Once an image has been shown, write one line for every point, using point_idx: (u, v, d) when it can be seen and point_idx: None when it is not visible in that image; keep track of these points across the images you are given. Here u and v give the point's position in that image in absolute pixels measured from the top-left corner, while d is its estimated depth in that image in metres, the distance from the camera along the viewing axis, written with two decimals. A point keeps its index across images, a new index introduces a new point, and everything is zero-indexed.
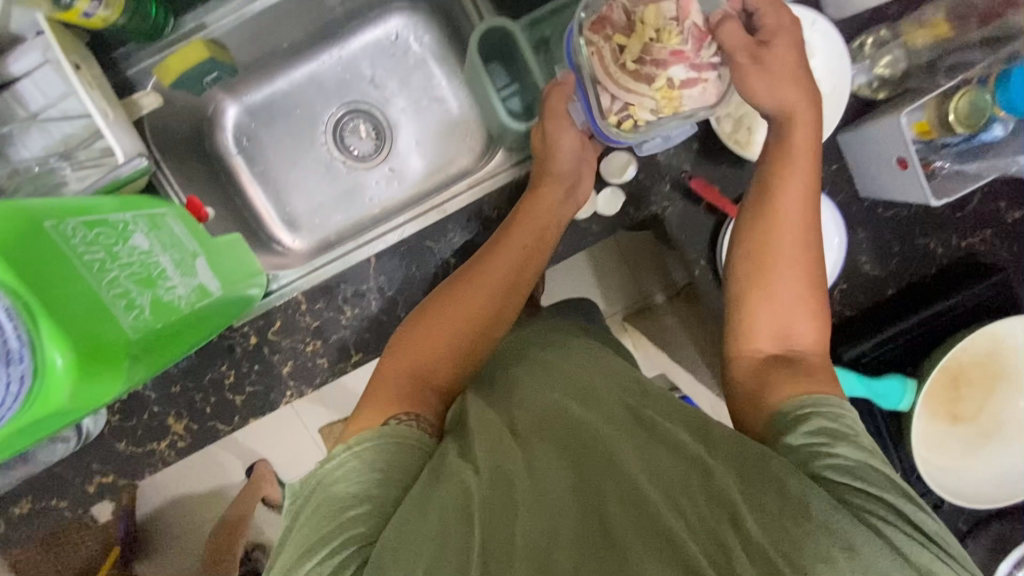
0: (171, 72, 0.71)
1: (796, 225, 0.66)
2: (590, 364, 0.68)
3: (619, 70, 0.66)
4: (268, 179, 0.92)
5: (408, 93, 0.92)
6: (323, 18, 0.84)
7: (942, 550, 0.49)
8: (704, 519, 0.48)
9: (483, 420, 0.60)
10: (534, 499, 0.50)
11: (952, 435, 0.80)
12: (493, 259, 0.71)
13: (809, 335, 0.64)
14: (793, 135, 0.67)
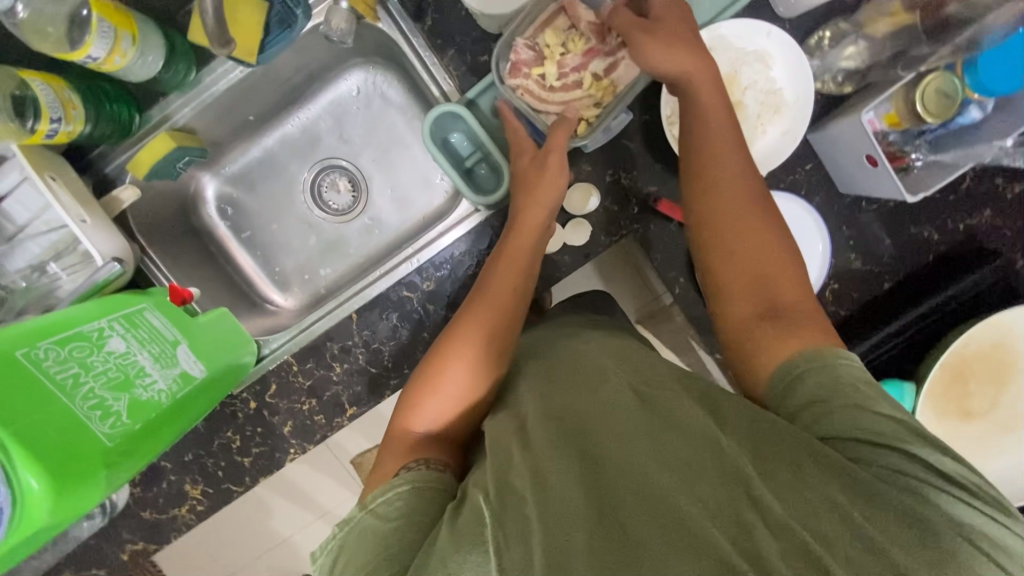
0: (144, 164, 0.75)
1: (744, 169, 0.61)
2: (593, 348, 0.60)
3: (550, 91, 0.70)
4: (256, 243, 0.96)
5: (376, 143, 0.95)
6: (283, 87, 0.88)
7: (994, 503, 0.41)
8: (726, 501, 0.38)
9: (499, 432, 0.51)
10: (543, 505, 0.40)
11: (964, 433, 0.77)
12: (493, 281, 0.66)
13: (795, 283, 0.56)
14: (696, 90, 0.62)
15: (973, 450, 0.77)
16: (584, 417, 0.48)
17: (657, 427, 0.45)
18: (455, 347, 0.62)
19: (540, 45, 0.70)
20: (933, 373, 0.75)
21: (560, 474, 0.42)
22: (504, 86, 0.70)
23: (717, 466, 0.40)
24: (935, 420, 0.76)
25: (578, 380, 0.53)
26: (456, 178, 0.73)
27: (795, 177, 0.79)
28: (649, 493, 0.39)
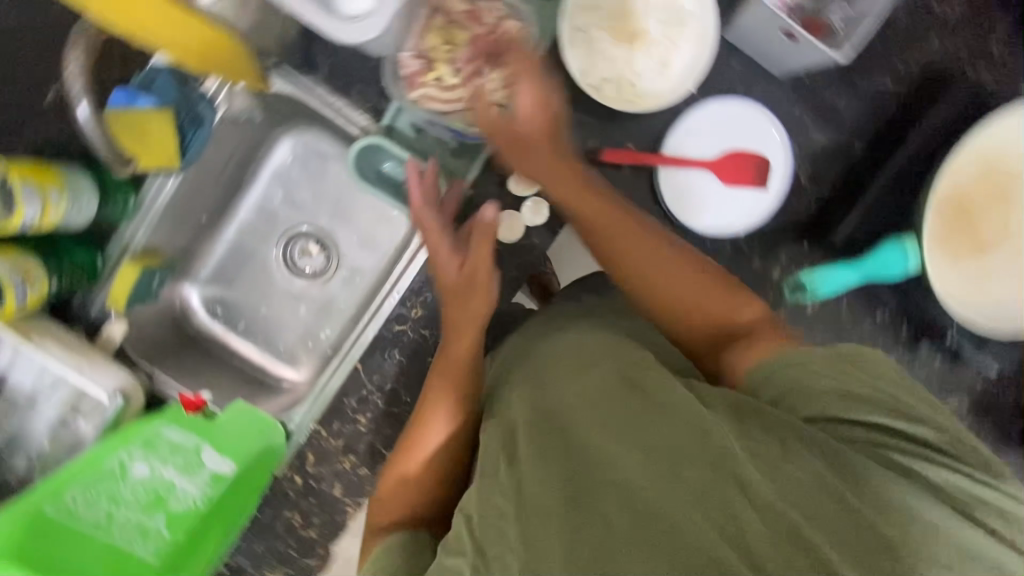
0: (120, 295, 0.78)
1: (625, 219, 0.64)
2: (579, 342, 0.62)
3: (452, 89, 0.70)
4: (254, 330, 0.98)
5: (327, 199, 0.96)
6: (222, 179, 0.90)
7: (973, 464, 0.46)
8: (719, 492, 0.42)
9: (491, 451, 0.55)
10: (531, 515, 0.45)
11: (995, 269, 0.73)
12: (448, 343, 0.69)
13: (739, 305, 0.62)
14: (538, 156, 0.67)
15: (1012, 276, 0.73)
16: (574, 416, 0.52)
17: (642, 418, 0.49)
18: (428, 425, 0.67)
19: (424, 48, 0.70)
20: (934, 221, 0.72)
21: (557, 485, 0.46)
22: (409, 98, 0.71)
23: (698, 459, 0.44)
24: (957, 264, 0.72)
25: (567, 376, 0.58)
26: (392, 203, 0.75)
27: None
28: (631, 496, 0.43)
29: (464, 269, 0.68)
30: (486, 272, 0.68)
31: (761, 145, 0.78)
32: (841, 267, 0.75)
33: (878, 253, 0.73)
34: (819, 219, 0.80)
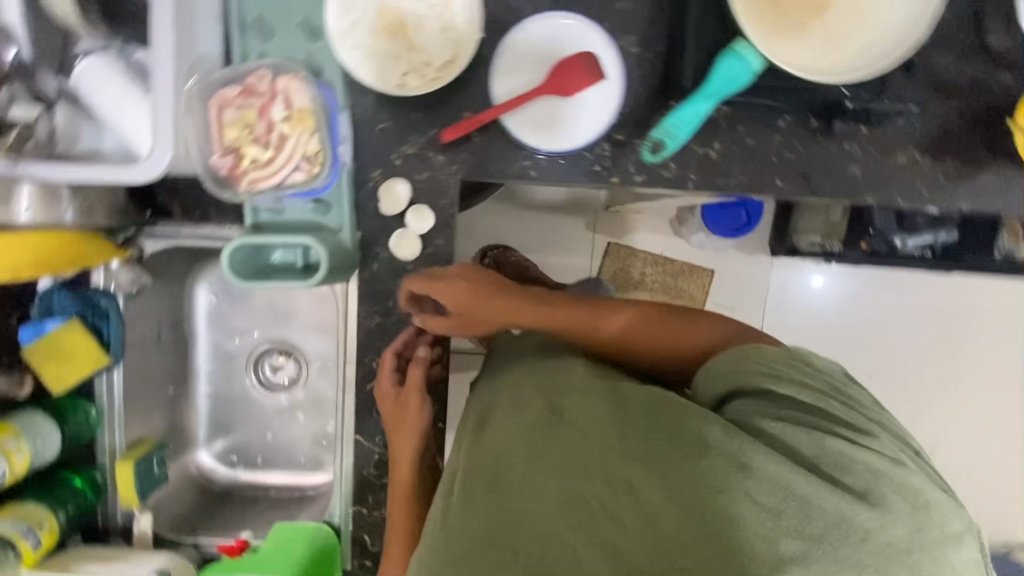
0: (129, 493, 0.83)
1: (561, 305, 0.80)
2: (510, 387, 0.75)
3: (269, 158, 0.69)
4: (273, 457, 1.03)
5: (263, 313, 1.00)
6: (166, 347, 0.93)
7: (851, 430, 0.59)
8: (618, 505, 0.56)
9: (440, 501, 0.66)
10: (463, 542, 0.56)
11: (833, 17, 0.72)
12: (402, 438, 0.82)
13: (710, 331, 0.78)
14: (481, 278, 0.81)
15: (866, 13, 0.71)
16: (503, 456, 0.64)
17: (557, 450, 0.61)
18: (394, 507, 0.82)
19: (226, 140, 0.70)
20: (759, 17, 0.70)
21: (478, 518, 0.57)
22: (241, 190, 0.70)
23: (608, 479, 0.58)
24: (806, 41, 0.71)
25: (496, 424, 0.69)
26: (290, 285, 0.73)
27: (510, 10, 0.78)
28: (548, 518, 0.56)
29: (399, 400, 0.82)
30: (416, 402, 0.81)
31: (576, 45, 0.79)
32: (690, 104, 0.75)
33: (719, 71, 0.73)
34: (665, 75, 0.81)
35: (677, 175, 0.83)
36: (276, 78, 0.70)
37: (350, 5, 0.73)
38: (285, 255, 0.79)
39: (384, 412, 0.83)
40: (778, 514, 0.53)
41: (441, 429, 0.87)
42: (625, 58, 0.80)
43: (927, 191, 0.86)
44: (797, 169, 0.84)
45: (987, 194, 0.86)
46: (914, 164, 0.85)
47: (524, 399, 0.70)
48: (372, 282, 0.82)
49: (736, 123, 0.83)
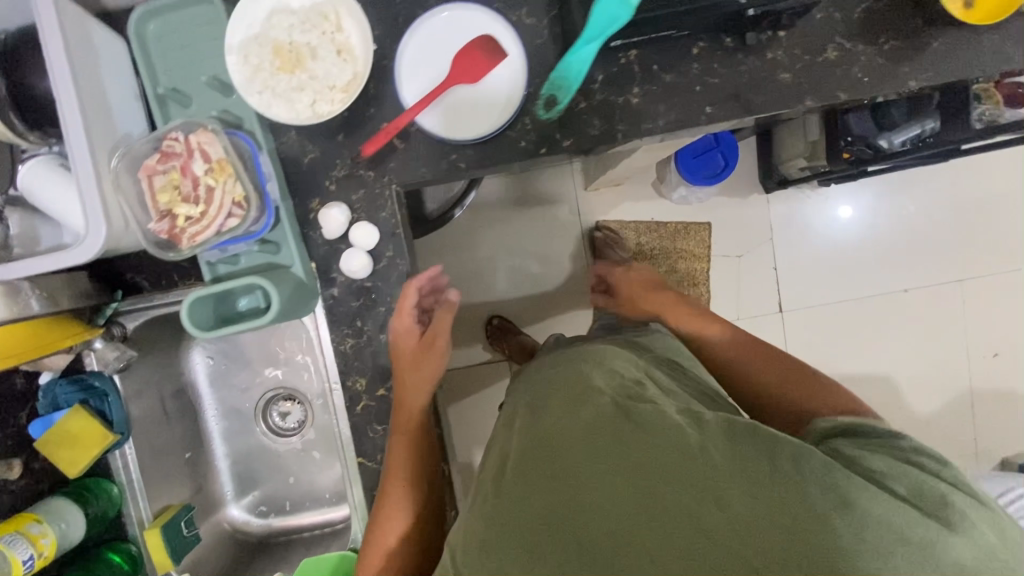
0: (162, 558, 0.86)
1: (723, 341, 0.92)
2: (566, 382, 0.76)
3: (203, 213, 0.71)
4: (300, 500, 1.06)
5: (260, 364, 1.04)
6: (176, 415, 0.98)
7: (966, 491, 0.57)
8: (685, 500, 0.57)
9: (494, 481, 0.69)
10: (526, 528, 0.59)
11: None
12: (416, 383, 0.81)
13: (840, 399, 0.77)
14: (681, 318, 0.98)
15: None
16: (567, 444, 0.65)
17: (626, 445, 0.63)
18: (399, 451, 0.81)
19: (160, 205, 0.71)
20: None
21: (536, 507, 0.61)
22: (186, 250, 0.72)
23: (683, 486, 0.58)
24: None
25: (557, 414, 0.71)
26: (254, 327, 0.74)
27: (404, 18, 0.81)
28: (617, 519, 0.57)
29: (427, 338, 0.83)
30: (439, 345, 0.84)
31: (469, 32, 0.80)
32: (581, 44, 0.76)
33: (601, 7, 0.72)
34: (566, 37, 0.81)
35: (602, 131, 0.83)
36: (191, 136, 0.71)
37: (247, 53, 0.76)
38: (248, 299, 0.80)
39: (405, 353, 0.81)
40: (852, 527, 0.53)
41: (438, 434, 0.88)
42: (521, 32, 0.81)
43: (868, 79, 0.82)
44: (725, 93, 0.82)
45: (932, 65, 0.82)
46: (845, 56, 0.82)
47: (590, 394, 0.71)
48: (338, 308, 0.84)
49: (650, 64, 0.82)
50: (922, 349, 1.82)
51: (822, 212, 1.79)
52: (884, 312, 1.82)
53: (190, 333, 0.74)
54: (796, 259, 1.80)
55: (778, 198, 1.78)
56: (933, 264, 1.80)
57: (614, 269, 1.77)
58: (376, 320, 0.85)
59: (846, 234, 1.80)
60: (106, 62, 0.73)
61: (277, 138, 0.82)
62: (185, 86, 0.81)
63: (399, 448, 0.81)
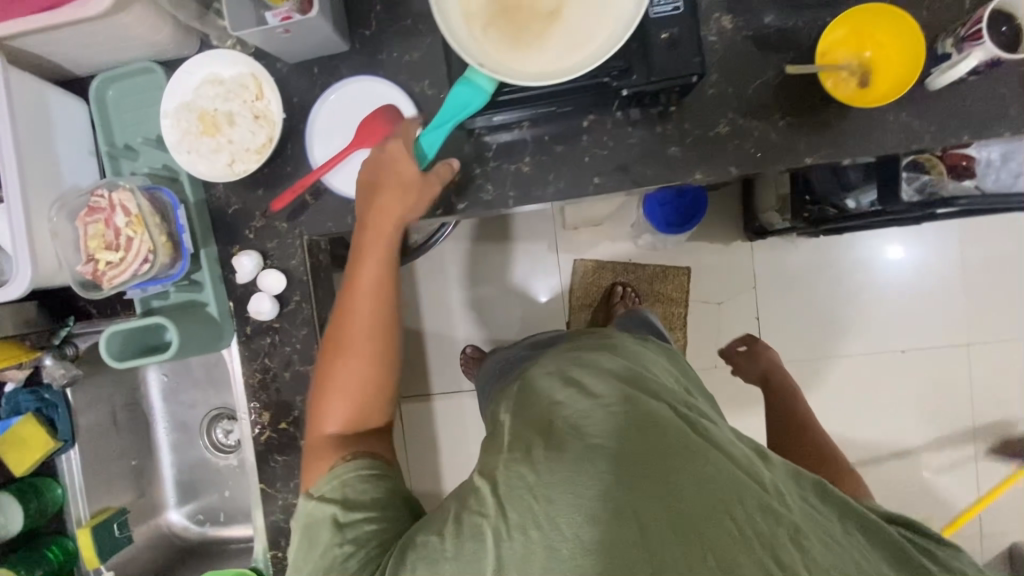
0: (91, 555, 0.97)
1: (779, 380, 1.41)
2: (631, 377, 0.78)
3: (121, 259, 0.82)
4: (231, 513, 1.14)
5: (204, 384, 1.14)
6: (125, 426, 1.09)
7: None
8: (765, 529, 0.59)
9: (563, 437, 0.68)
10: (613, 510, 0.60)
11: (564, 27, 0.72)
12: (390, 212, 0.81)
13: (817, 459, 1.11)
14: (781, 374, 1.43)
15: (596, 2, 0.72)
16: (645, 435, 0.67)
17: (702, 460, 0.65)
18: (354, 315, 0.82)
19: (88, 251, 0.82)
20: (501, 50, 0.72)
21: (601, 478, 0.62)
22: (107, 289, 0.83)
23: (767, 514, 0.61)
24: (553, 47, 0.72)
25: (625, 399, 0.72)
26: (158, 361, 0.83)
27: (318, 87, 0.89)
28: (702, 525, 0.59)
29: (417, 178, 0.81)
30: (431, 187, 0.81)
31: (373, 102, 0.87)
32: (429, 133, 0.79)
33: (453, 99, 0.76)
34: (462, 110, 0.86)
35: (495, 196, 0.87)
36: (114, 192, 0.82)
37: (178, 118, 0.87)
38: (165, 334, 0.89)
39: (398, 175, 0.80)
40: None
41: None
42: (424, 102, 0.88)
43: (761, 154, 0.81)
44: (613, 164, 0.84)
45: (829, 142, 0.80)
46: (737, 131, 0.81)
47: (656, 400, 0.74)
48: (248, 345, 0.93)
49: (542, 135, 0.85)
50: (923, 416, 1.68)
51: (812, 263, 1.70)
52: (880, 372, 1.69)
53: (106, 361, 0.84)
54: (782, 310, 1.72)
55: (764, 247, 1.71)
56: (935, 326, 1.67)
57: (591, 306, 1.73)
58: (281, 358, 0.93)
59: (839, 287, 1.70)
60: (60, 125, 0.85)
61: (206, 190, 0.92)
62: (134, 143, 0.92)
63: (359, 300, 0.82)
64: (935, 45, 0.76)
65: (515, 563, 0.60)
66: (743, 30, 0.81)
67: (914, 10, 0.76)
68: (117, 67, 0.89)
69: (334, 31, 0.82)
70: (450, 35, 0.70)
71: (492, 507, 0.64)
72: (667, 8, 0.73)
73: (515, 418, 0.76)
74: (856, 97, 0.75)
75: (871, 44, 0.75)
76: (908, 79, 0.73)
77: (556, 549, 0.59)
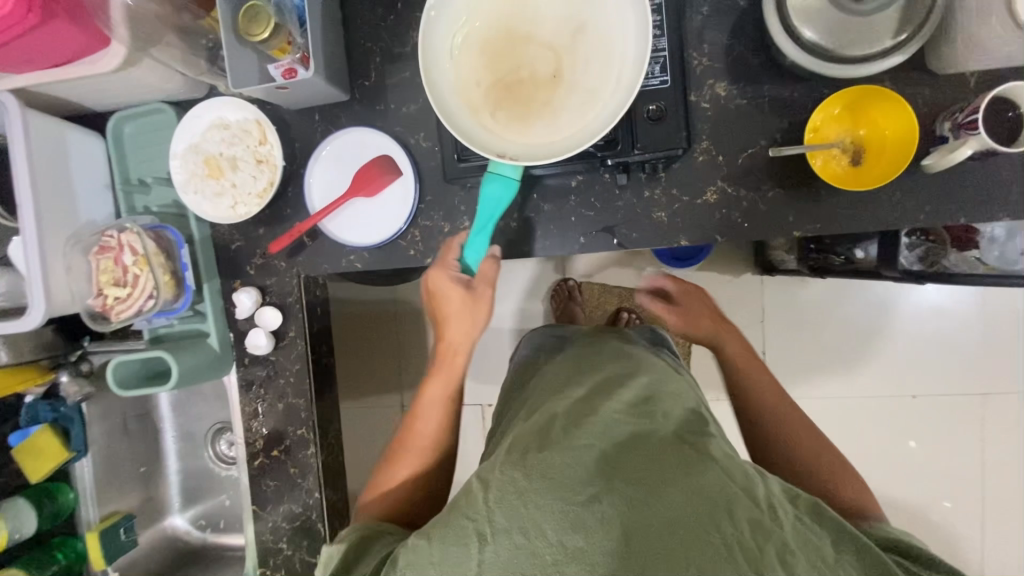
0: (97, 557, 1.05)
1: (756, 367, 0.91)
2: (631, 389, 0.74)
3: (127, 295, 0.87)
4: (229, 521, 1.20)
5: (208, 399, 1.20)
6: (135, 435, 1.16)
7: None
8: (753, 545, 0.54)
9: (553, 440, 0.65)
10: (597, 517, 0.56)
11: (571, 90, 0.74)
12: (450, 330, 0.82)
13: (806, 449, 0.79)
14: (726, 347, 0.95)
15: (594, 56, 0.74)
16: (639, 448, 0.63)
17: (692, 470, 0.59)
18: (416, 425, 0.81)
19: (99, 287, 0.88)
20: (522, 129, 0.74)
21: (591, 483, 0.58)
22: (115, 323, 0.88)
23: (755, 528, 0.55)
24: (567, 115, 0.74)
25: (622, 413, 0.68)
26: (158, 391, 0.88)
27: (319, 133, 0.92)
28: (688, 540, 0.54)
29: (472, 291, 0.80)
30: (485, 298, 0.81)
31: (370, 152, 0.90)
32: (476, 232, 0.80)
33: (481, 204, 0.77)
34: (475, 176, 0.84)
35: None
36: (123, 232, 0.87)
37: (186, 159, 0.91)
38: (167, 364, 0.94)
39: (451, 301, 0.80)
40: None
41: (319, 498, 0.98)
42: (418, 153, 0.90)
43: (748, 225, 0.81)
44: (598, 225, 0.85)
45: (821, 216, 0.79)
46: (725, 200, 0.81)
47: (654, 414, 0.70)
48: (246, 374, 0.98)
49: (531, 191, 0.86)
50: (929, 463, 1.63)
51: (825, 301, 1.65)
52: (889, 416, 1.64)
53: (112, 389, 0.89)
54: (791, 347, 1.68)
55: (774, 282, 1.67)
56: (948, 373, 1.62)
57: None
58: (276, 390, 0.97)
59: (851, 327, 1.65)
60: (78, 163, 0.90)
61: (210, 226, 0.96)
62: (147, 178, 0.97)
63: (421, 417, 0.82)
64: (931, 126, 0.74)
65: (499, 566, 0.56)
66: (737, 98, 0.80)
67: (913, 88, 0.74)
68: (133, 106, 0.94)
69: (332, 84, 0.85)
70: (470, 135, 0.74)
71: (481, 509, 0.59)
72: (655, 82, 0.76)
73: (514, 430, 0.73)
74: (844, 177, 0.75)
75: (866, 123, 0.75)
76: (896, 165, 0.72)
77: (542, 555, 0.55)
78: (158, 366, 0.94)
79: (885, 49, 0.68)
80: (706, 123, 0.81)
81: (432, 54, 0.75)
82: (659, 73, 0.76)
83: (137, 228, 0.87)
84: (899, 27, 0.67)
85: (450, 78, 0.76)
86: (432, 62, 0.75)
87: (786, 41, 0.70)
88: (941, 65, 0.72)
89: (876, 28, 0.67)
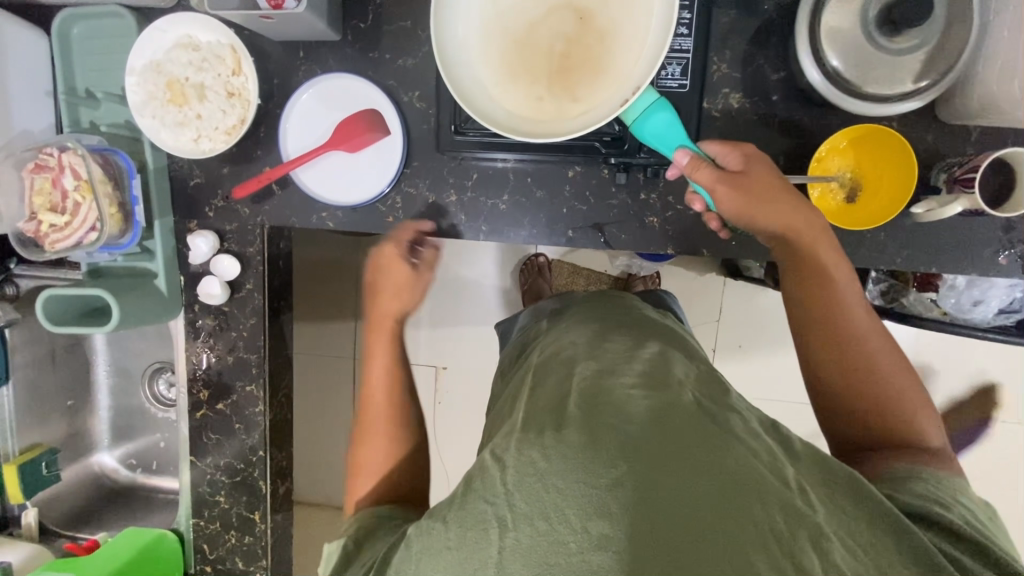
0: (15, 491, 0.99)
1: (861, 301, 0.65)
2: (642, 352, 0.64)
3: (65, 224, 0.78)
4: (163, 464, 1.15)
5: (148, 337, 1.12)
6: (64, 366, 1.08)
7: None
8: (786, 531, 0.44)
9: (571, 414, 0.53)
10: (627, 497, 0.45)
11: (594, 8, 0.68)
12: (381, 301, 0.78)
13: (895, 376, 0.63)
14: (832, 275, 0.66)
15: None
16: (660, 420, 0.51)
17: (719, 446, 0.49)
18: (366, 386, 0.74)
19: (33, 210, 0.78)
20: (608, 79, 0.67)
21: (617, 463, 0.47)
22: (49, 253, 0.79)
23: (789, 512, 0.45)
24: (609, 33, 0.68)
25: (637, 382, 0.56)
26: (91, 331, 0.80)
27: (302, 73, 0.84)
28: (726, 528, 0.44)
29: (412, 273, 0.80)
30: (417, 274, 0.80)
31: (358, 102, 0.83)
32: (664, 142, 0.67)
33: (644, 132, 0.68)
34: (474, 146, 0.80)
35: (466, 224, 0.85)
36: (63, 153, 0.77)
37: (145, 79, 0.81)
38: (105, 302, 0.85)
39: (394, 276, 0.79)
40: None
41: (264, 456, 0.95)
42: (410, 113, 0.83)
43: (735, 242, 0.81)
44: (589, 220, 0.83)
45: None
46: None
47: (670, 376, 0.58)
48: (195, 321, 0.92)
49: (524, 176, 0.83)
50: None
51: None
52: None
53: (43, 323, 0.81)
54: None
55: None
56: None
57: None
58: (226, 341, 0.92)
59: None
60: (15, 62, 0.79)
61: (169, 157, 0.87)
62: (96, 92, 0.86)
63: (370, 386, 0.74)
64: (926, 175, 0.75)
65: (521, 562, 0.44)
66: (749, 111, 0.78)
67: (918, 133, 0.75)
68: (84, 6, 0.81)
69: (324, 22, 0.76)
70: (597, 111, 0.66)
71: (499, 490, 0.48)
72: (673, 83, 0.76)
73: (520, 409, 0.60)
74: (834, 213, 0.75)
75: (865, 162, 0.74)
76: (886, 212, 0.72)
77: (564, 543, 0.44)
78: (93, 303, 0.86)
79: (904, 92, 0.67)
80: (714, 131, 0.78)
81: (463, 82, 0.69)
82: (678, 75, 0.76)
83: (80, 150, 0.78)
84: (920, 73, 0.66)
85: (512, 108, 0.70)
86: (488, 112, 0.69)
87: (811, 62, 0.68)
88: (948, 115, 0.72)
89: (898, 71, 0.67)
